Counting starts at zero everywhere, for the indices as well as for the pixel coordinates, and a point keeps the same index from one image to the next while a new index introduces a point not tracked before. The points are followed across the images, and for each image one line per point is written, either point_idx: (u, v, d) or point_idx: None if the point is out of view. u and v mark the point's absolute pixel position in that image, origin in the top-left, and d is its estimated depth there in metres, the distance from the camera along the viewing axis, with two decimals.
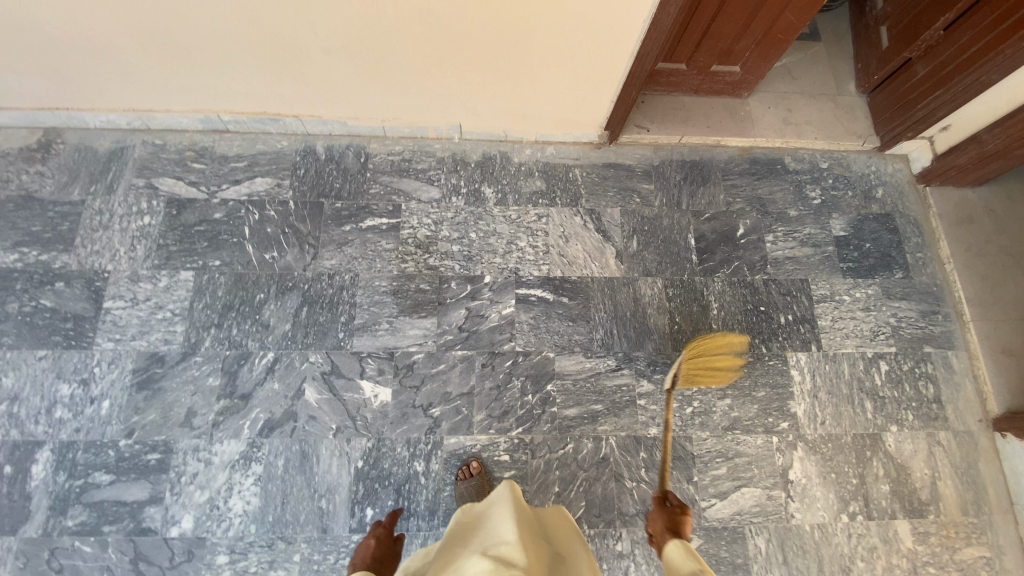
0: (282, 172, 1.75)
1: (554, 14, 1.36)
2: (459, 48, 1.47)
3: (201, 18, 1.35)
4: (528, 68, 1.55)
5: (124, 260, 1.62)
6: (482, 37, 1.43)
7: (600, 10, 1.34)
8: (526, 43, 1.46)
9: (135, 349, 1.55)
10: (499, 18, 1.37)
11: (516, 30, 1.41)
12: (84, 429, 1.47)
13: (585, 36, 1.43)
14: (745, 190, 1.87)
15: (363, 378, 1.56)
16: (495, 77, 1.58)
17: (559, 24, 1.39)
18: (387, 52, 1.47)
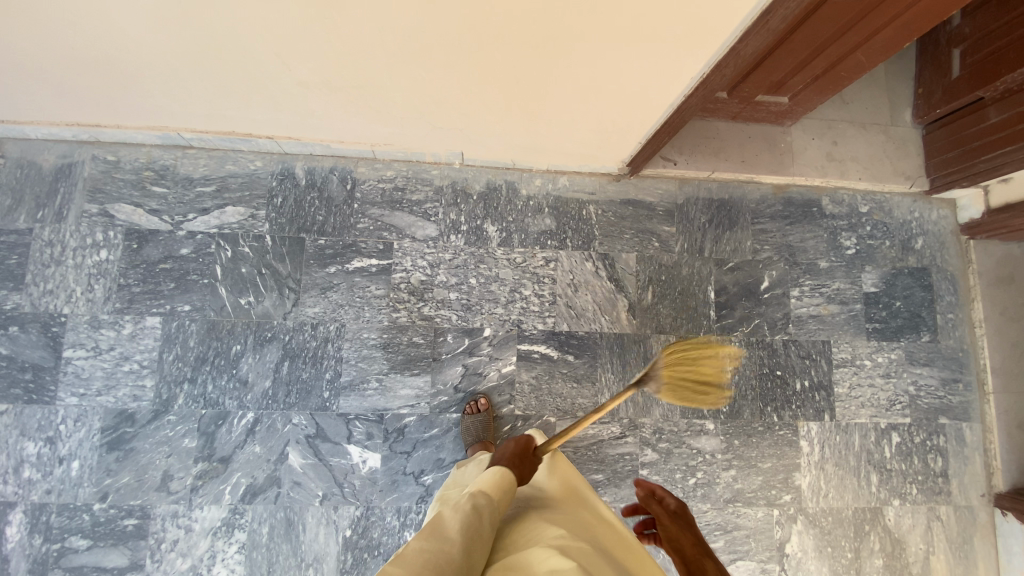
0: (256, 201, 1.54)
1: (585, 61, 1.12)
2: (468, 84, 1.23)
3: (149, 45, 1.09)
4: (548, 110, 1.31)
5: (82, 302, 1.45)
6: (496, 77, 1.19)
7: (641, 62, 1.10)
8: (547, 85, 1.21)
9: (102, 405, 1.42)
10: (519, 61, 1.13)
11: (539, 73, 1.17)
12: (55, 492, 1.39)
13: (619, 85, 1.20)
14: (775, 236, 1.69)
15: (351, 442, 1.46)
16: (508, 115, 1.35)
17: (591, 71, 1.15)
18: (382, 83, 1.23)
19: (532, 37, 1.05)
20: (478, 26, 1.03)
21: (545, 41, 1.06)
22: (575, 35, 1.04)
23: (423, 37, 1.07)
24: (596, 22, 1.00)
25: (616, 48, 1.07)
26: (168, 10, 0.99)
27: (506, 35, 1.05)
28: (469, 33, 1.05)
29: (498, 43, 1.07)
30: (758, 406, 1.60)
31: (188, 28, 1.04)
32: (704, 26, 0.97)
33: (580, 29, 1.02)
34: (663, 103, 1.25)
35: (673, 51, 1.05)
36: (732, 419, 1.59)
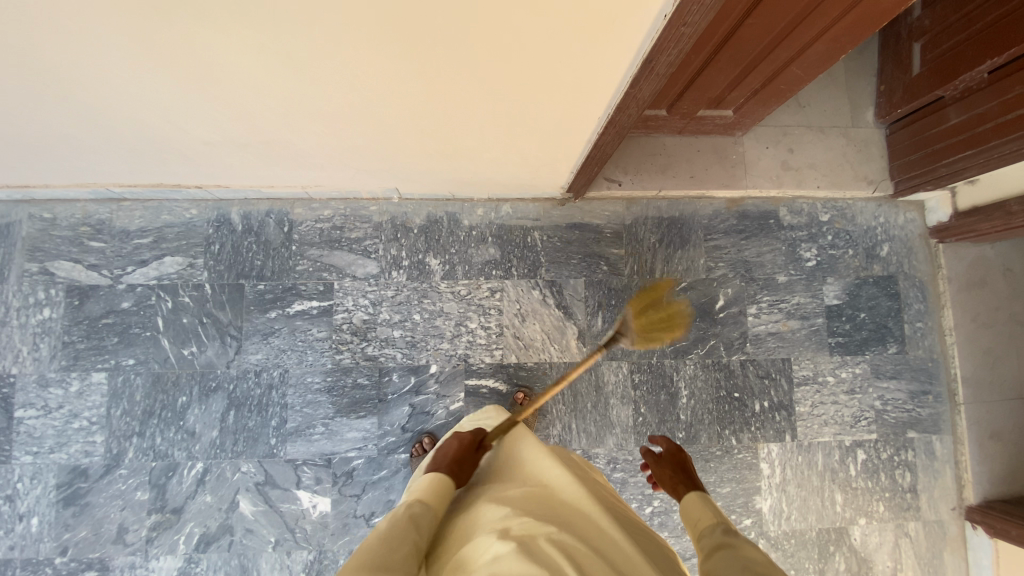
0: (193, 249, 1.52)
1: (490, 109, 1.09)
2: (378, 134, 1.20)
3: (47, 118, 1.09)
4: (467, 149, 1.28)
5: (29, 362, 1.47)
6: (404, 125, 1.16)
7: (544, 105, 1.07)
8: (458, 130, 1.18)
9: (55, 462, 1.45)
10: (422, 111, 1.10)
11: (446, 120, 1.14)
12: (17, 548, 1.42)
13: (534, 126, 1.16)
14: (729, 252, 1.62)
15: (300, 487, 1.48)
16: (428, 155, 1.31)
17: (498, 114, 1.12)
18: (290, 137, 1.20)
19: (426, 92, 1.03)
20: (368, 85, 1.01)
21: (441, 94, 1.04)
22: (467, 85, 1.00)
23: (318, 97, 1.05)
24: (487, 76, 0.97)
25: (515, 97, 1.04)
26: (52, 84, 0.98)
27: (397, 87, 1.01)
28: (360, 89, 1.02)
29: (395, 98, 1.05)
30: (715, 430, 1.55)
31: (76, 101, 1.03)
32: (594, 67, 0.93)
33: (471, 79, 0.98)
34: (580, 136, 1.21)
35: (572, 96, 1.03)
36: (689, 445, 1.55)
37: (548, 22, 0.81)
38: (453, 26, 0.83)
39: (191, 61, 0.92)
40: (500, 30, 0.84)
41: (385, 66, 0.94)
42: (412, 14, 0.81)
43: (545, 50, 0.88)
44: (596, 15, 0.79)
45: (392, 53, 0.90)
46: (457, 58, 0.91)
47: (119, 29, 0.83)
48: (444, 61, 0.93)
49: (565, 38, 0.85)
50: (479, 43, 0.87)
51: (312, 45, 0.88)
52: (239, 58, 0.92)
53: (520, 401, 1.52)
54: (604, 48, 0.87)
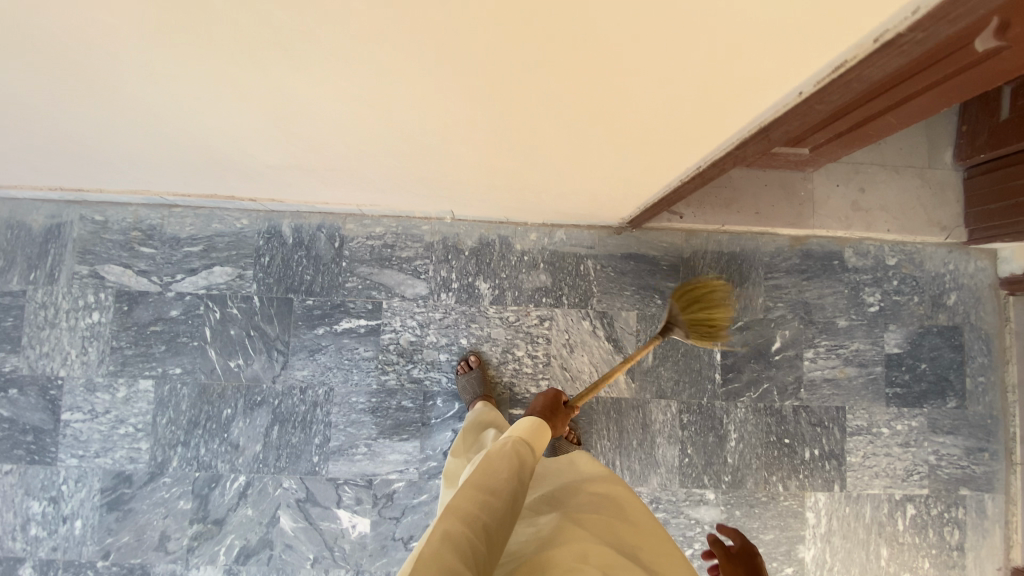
0: (244, 260, 1.51)
1: (570, 156, 1.04)
2: (446, 168, 1.17)
3: (114, 139, 1.07)
4: (537, 185, 1.23)
5: (77, 365, 1.48)
6: (476, 162, 1.12)
7: (629, 157, 1.02)
8: (531, 170, 1.14)
9: (100, 466, 1.46)
10: (499, 152, 1.06)
11: (521, 162, 1.10)
12: (61, 549, 1.44)
13: (612, 172, 1.11)
14: (789, 292, 1.56)
15: (341, 507, 1.47)
16: (495, 189, 1.27)
17: (576, 161, 1.07)
18: (359, 165, 1.17)
19: (508, 139, 0.99)
20: (450, 129, 0.97)
21: (523, 142, 0.99)
22: (555, 137, 0.96)
23: (394, 135, 1.01)
24: (577, 133, 0.92)
25: (600, 148, 0.99)
26: (125, 111, 0.95)
27: (483, 132, 0.97)
28: (442, 131, 0.98)
29: (473, 140, 1.01)
30: (762, 476, 1.52)
31: (147, 126, 1.01)
32: (697, 133, 0.87)
33: (560, 133, 0.93)
34: (658, 182, 1.16)
35: (662, 151, 0.97)
36: (734, 489, 1.51)
37: (661, 99, 0.76)
38: (556, 95, 0.79)
39: (274, 100, 0.89)
40: (607, 100, 0.79)
41: (471, 115, 0.90)
42: (516, 81, 0.76)
43: (650, 118, 0.83)
44: (714, 99, 0.74)
45: (483, 107, 0.86)
46: (552, 116, 0.87)
47: (208, 72, 0.80)
48: (537, 118, 0.88)
49: (674, 111, 0.79)
50: (579, 106, 0.82)
51: (403, 96, 0.84)
52: (322, 101, 0.88)
53: (568, 436, 1.48)
54: (711, 121, 0.82)
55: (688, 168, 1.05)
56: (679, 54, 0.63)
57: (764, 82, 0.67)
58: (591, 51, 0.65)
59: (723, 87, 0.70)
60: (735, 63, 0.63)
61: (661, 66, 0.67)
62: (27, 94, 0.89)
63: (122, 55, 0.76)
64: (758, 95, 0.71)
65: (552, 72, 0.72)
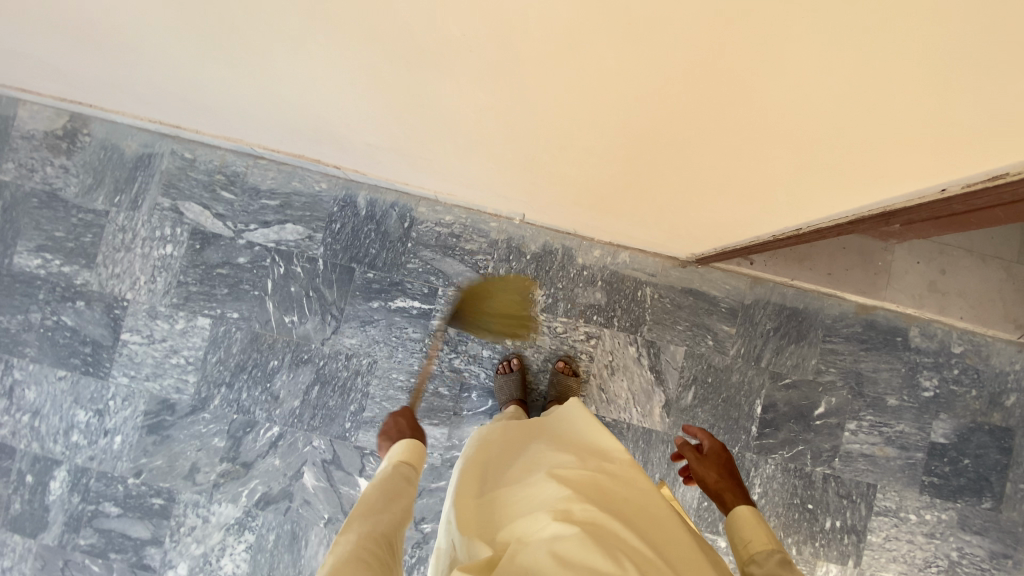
0: (316, 222, 1.55)
1: (667, 196, 1.04)
2: (536, 181, 1.19)
3: (229, 94, 1.11)
4: (619, 211, 1.23)
5: (143, 291, 1.54)
6: (568, 183, 1.14)
7: (725, 210, 1.02)
8: (620, 200, 1.15)
9: (147, 390, 1.53)
10: (595, 180, 1.07)
11: (612, 191, 1.11)
12: (98, 459, 1.52)
13: (701, 218, 1.11)
14: (844, 360, 1.54)
15: (362, 475, 1.52)
16: (575, 204, 1.27)
17: (670, 202, 1.07)
18: (451, 158, 1.18)
19: (611, 171, 1.00)
20: (556, 152, 0.98)
21: (625, 176, 1.00)
22: (658, 176, 0.96)
23: (497, 145, 1.03)
24: (684, 178, 0.92)
25: (700, 197, 0.99)
26: (249, 75, 0.99)
27: (590, 158, 0.97)
28: (544, 152, 1.00)
29: (573, 165, 1.03)
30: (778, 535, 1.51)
31: (265, 90, 1.05)
32: (809, 204, 0.86)
33: (666, 173, 0.93)
34: (745, 233, 1.14)
35: (763, 212, 0.97)
36: None
37: (789, 168, 0.75)
38: (678, 142, 0.79)
39: (395, 95, 0.92)
40: (732, 156, 0.77)
41: (581, 145, 0.92)
42: (648, 119, 0.75)
43: (767, 180, 0.81)
44: (848, 178, 0.72)
45: (598, 140, 0.88)
46: (667, 161, 0.88)
47: (345, 60, 0.83)
48: (651, 155, 0.87)
49: (797, 182, 0.79)
50: (698, 156, 0.82)
51: (524, 116, 0.86)
52: (443, 104, 0.91)
53: None
54: (826, 199, 0.82)
55: (784, 228, 1.03)
56: (834, 131, 0.62)
57: (907, 176, 0.66)
58: (741, 108, 0.64)
59: (863, 168, 0.68)
60: (887, 151, 0.62)
61: (806, 137, 0.65)
62: (165, 44, 0.94)
63: (278, 32, 0.80)
64: (897, 186, 0.69)
65: (689, 118, 0.71)
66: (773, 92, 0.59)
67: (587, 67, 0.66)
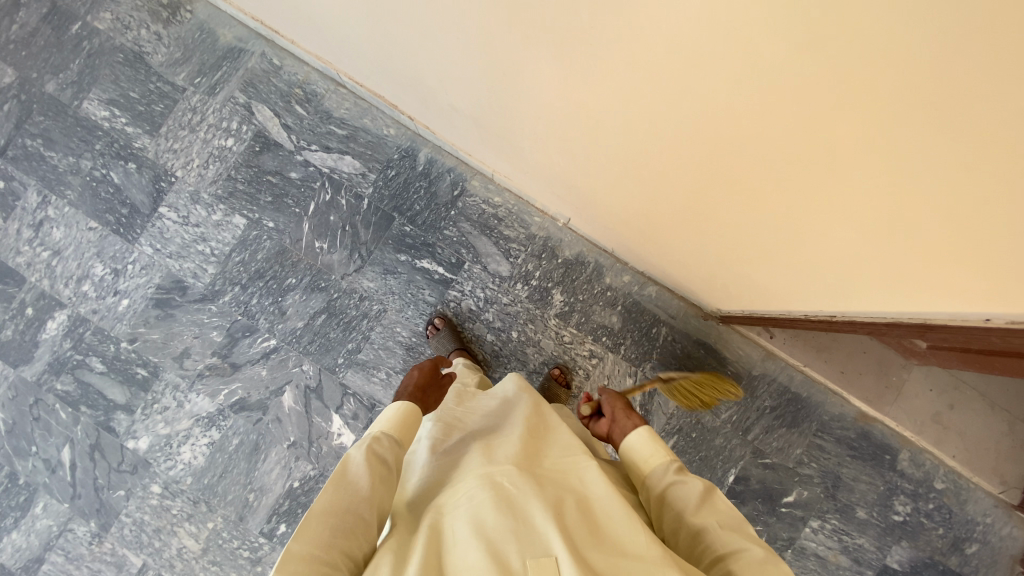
0: (373, 162, 1.57)
1: (712, 244, 1.08)
2: (593, 189, 1.23)
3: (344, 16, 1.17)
4: (652, 220, 1.17)
5: (193, 173, 1.58)
6: (624, 199, 1.17)
7: (762, 274, 1.05)
8: (667, 234, 1.19)
9: (167, 266, 1.57)
10: (650, 205, 1.11)
11: (662, 222, 1.15)
12: (100, 315, 1.57)
13: (737, 275, 1.15)
14: (827, 458, 1.54)
15: (337, 412, 1.54)
16: (612, 198, 1.22)
17: (712, 250, 1.10)
18: (504, 107, 1.14)
19: (669, 201, 1.04)
20: (625, 163, 1.02)
21: (681, 211, 1.04)
22: (713, 222, 1.00)
23: (572, 139, 1.08)
24: (735, 230, 0.96)
25: (743, 254, 1.02)
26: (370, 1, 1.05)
27: (644, 139, 0.92)
28: (614, 159, 1.04)
29: (635, 181, 1.07)
30: None
31: (378, 22, 1.11)
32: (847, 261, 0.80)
33: (714, 182, 0.87)
34: (772, 286, 1.08)
35: (798, 288, 1.00)
36: None
37: (841, 250, 0.79)
38: (744, 191, 0.83)
39: (500, 57, 0.97)
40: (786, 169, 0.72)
41: (653, 162, 0.95)
42: (710, 94, 0.70)
43: (816, 216, 0.76)
44: (907, 247, 0.68)
45: (670, 164, 0.92)
46: (727, 208, 0.91)
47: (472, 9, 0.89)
48: (705, 149, 0.81)
49: (843, 267, 0.83)
50: (757, 212, 0.86)
51: (612, 112, 0.91)
52: (542, 81, 0.96)
53: None
54: (866, 292, 0.85)
55: (814, 295, 0.99)
56: (896, 154, 0.57)
57: (952, 291, 0.70)
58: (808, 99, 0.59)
59: (915, 214, 0.62)
60: (951, 219, 0.58)
61: (880, 192, 0.63)
62: None
63: None
64: (942, 296, 0.72)
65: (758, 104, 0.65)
66: (844, 85, 0.54)
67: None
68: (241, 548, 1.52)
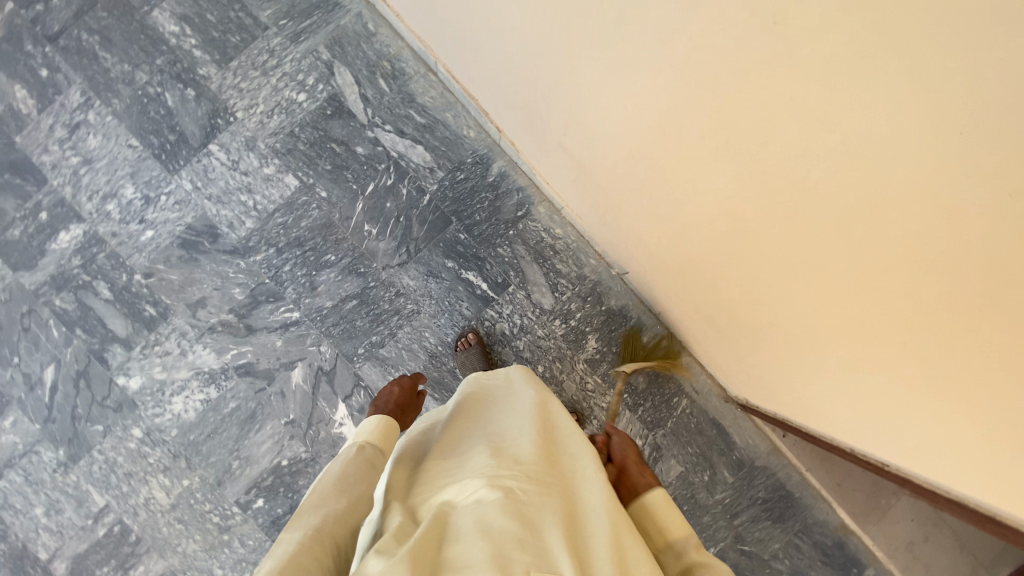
0: (444, 160, 1.51)
1: (781, 356, 1.10)
2: (673, 266, 1.23)
3: (494, 16, 1.13)
4: (726, 294, 1.11)
5: (254, 118, 1.49)
6: (700, 287, 1.18)
7: (824, 399, 1.08)
8: (734, 330, 1.20)
9: (202, 207, 1.48)
10: (730, 303, 1.12)
11: (734, 319, 1.16)
12: (118, 239, 1.47)
13: (792, 387, 1.18)
14: (801, 560, 1.58)
15: (344, 402, 1.50)
16: (685, 270, 1.19)
17: (778, 360, 1.13)
18: (607, 149, 1.12)
19: (752, 309, 1.06)
20: (724, 264, 1.03)
21: (762, 321, 1.06)
22: (795, 345, 1.01)
23: (676, 221, 1.08)
24: (817, 362, 0.98)
25: (813, 379, 1.05)
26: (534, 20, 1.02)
27: (739, 204, 0.87)
28: (714, 255, 1.04)
29: (724, 281, 1.07)
30: None
31: (531, 38, 1.07)
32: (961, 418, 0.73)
33: (820, 283, 0.81)
34: (857, 406, 0.98)
35: (858, 425, 1.04)
36: None
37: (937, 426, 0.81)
38: (853, 341, 0.85)
39: (645, 126, 0.95)
40: (912, 300, 0.68)
41: (755, 276, 0.96)
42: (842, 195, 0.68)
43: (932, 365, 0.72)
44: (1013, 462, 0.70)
45: (779, 287, 0.92)
46: (820, 344, 0.93)
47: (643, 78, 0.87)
48: (823, 243, 0.75)
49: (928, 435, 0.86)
50: (854, 360, 0.88)
51: (738, 224, 0.91)
52: (677, 164, 0.95)
53: None
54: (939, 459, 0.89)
55: (900, 432, 0.93)
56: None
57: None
58: (940, 221, 0.57)
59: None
60: None
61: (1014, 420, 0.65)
62: None
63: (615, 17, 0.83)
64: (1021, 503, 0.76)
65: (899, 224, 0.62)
66: None
67: (787, 83, 0.63)
68: (212, 513, 1.47)
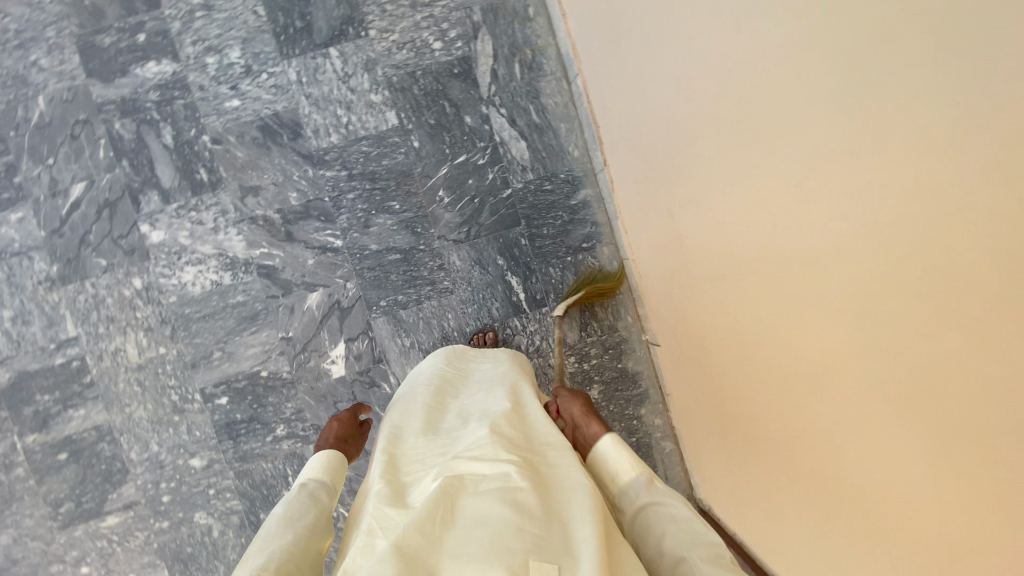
0: (539, 165, 1.50)
1: (768, 493, 1.10)
2: (711, 360, 1.23)
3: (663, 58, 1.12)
4: (759, 404, 1.07)
5: (383, 43, 1.45)
6: (728, 391, 1.19)
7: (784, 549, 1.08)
8: (737, 445, 1.20)
9: (297, 102, 1.44)
10: (748, 421, 1.12)
11: (742, 436, 1.17)
12: (203, 94, 1.42)
13: (759, 521, 1.17)
14: None
15: (345, 343, 1.48)
16: (721, 371, 1.20)
17: (763, 494, 1.13)
18: (704, 234, 1.12)
19: (767, 439, 1.06)
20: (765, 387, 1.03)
21: (770, 454, 1.06)
22: (788, 491, 1.02)
23: (737, 328, 1.08)
24: (802, 516, 0.98)
25: (787, 527, 1.05)
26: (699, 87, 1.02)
27: (812, 338, 0.86)
28: (759, 375, 1.04)
29: (755, 401, 1.08)
30: None
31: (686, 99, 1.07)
32: None
33: (875, 452, 0.76)
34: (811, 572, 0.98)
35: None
36: None
37: None
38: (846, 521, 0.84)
39: (754, 237, 0.96)
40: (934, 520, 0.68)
41: (788, 411, 0.96)
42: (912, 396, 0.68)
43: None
44: None
45: (805, 434, 0.92)
46: (813, 504, 0.93)
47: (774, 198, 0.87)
48: (883, 415, 0.74)
49: None
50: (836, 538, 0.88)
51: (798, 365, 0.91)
52: (766, 284, 0.95)
53: None
54: None
55: None
56: None
57: None
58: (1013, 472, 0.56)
59: None
60: None
61: None
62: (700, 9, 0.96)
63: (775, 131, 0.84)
64: None
65: (997, 426, 0.56)
66: None
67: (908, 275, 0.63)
68: (174, 389, 1.44)
